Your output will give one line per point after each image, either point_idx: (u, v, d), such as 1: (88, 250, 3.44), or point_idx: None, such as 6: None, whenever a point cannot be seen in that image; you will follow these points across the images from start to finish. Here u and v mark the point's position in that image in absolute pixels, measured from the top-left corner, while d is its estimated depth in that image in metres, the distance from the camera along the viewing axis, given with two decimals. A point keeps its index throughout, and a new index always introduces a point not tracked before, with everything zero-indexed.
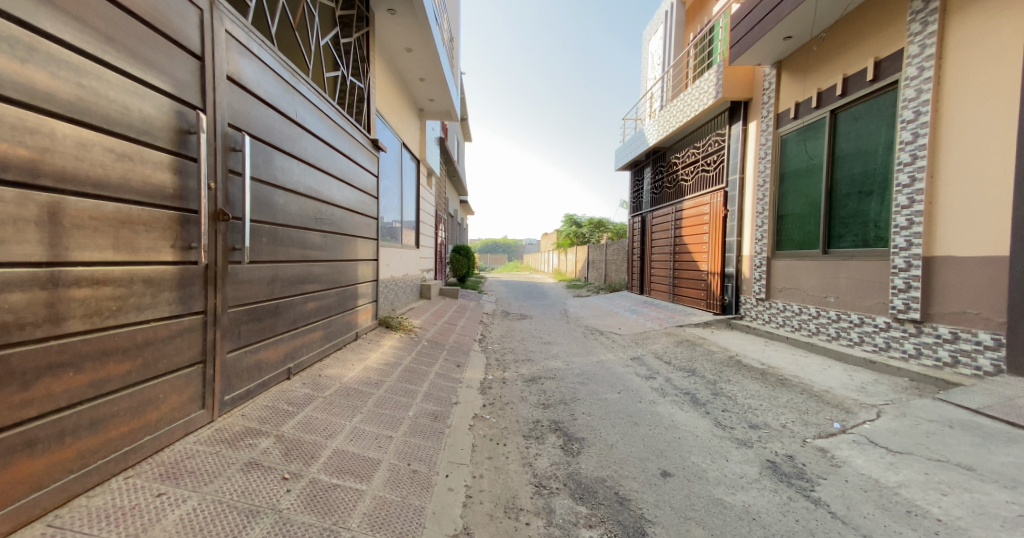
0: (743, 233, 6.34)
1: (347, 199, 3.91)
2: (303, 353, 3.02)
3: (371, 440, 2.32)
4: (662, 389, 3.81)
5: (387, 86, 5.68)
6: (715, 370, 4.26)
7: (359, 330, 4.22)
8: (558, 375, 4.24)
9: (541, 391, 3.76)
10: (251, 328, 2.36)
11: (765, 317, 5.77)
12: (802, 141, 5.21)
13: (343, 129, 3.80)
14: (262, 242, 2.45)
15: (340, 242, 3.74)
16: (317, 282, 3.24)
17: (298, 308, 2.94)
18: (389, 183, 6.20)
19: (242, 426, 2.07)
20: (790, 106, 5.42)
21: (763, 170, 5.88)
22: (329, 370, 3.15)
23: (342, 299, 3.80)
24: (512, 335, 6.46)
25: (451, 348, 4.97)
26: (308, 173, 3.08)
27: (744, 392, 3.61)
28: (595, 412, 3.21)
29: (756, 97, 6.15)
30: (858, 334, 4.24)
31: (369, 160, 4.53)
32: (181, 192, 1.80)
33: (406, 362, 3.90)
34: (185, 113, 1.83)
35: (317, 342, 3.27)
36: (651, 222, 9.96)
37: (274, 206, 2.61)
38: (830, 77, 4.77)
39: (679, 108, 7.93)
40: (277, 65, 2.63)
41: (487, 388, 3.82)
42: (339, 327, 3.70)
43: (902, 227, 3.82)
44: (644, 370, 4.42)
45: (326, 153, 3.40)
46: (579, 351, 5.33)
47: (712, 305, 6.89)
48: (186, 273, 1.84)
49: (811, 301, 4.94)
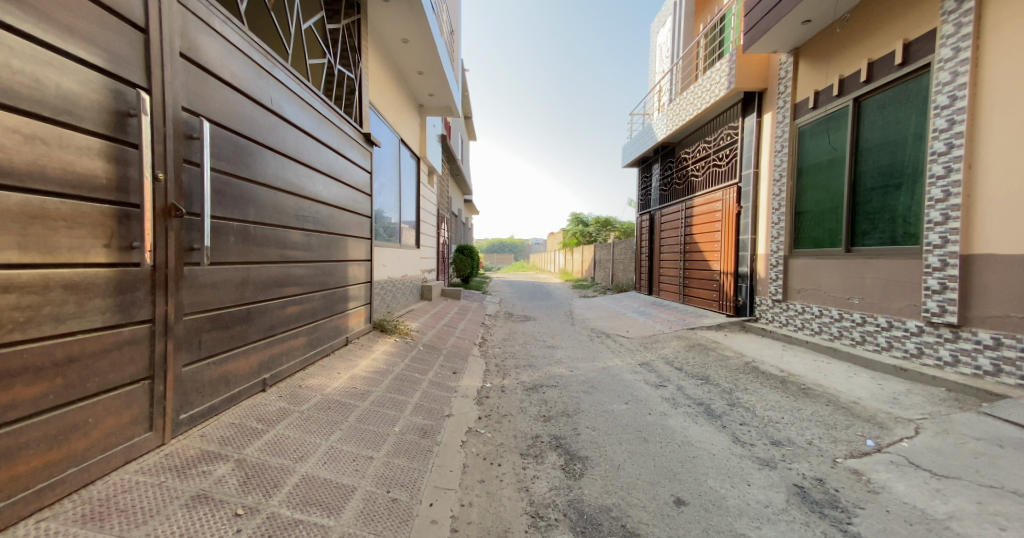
0: (758, 231, 6.00)
1: (336, 196, 3.68)
2: (282, 361, 2.80)
3: (348, 463, 2.08)
4: (673, 399, 3.51)
5: (382, 80, 5.44)
6: (730, 378, 3.95)
7: (350, 335, 3.98)
8: (561, 382, 3.97)
9: (543, 401, 3.48)
10: (215, 337, 2.13)
11: (781, 320, 5.44)
12: (821, 132, 4.88)
13: (330, 121, 3.56)
14: (230, 241, 2.23)
15: (327, 241, 3.50)
16: (299, 285, 3.01)
17: (276, 313, 2.72)
18: (386, 181, 5.97)
19: (197, 449, 1.84)
20: (808, 95, 5.07)
21: (779, 164, 5.54)
22: (312, 379, 2.92)
23: (330, 302, 3.57)
24: (515, 338, 6.18)
25: (449, 353, 4.71)
26: (286, 167, 2.84)
27: (763, 403, 3.30)
28: (600, 427, 2.93)
29: (771, 86, 5.81)
30: (886, 339, 3.90)
31: (361, 155, 4.30)
32: (117, 183, 1.58)
33: (398, 369, 3.65)
34: (124, 93, 1.61)
35: (300, 349, 3.04)
36: (660, 220, 9.60)
37: (245, 201, 2.38)
38: (853, 62, 4.43)
39: (689, 100, 7.60)
40: (247, 46, 2.39)
41: (484, 397, 3.55)
42: (326, 333, 3.47)
43: (936, 222, 3.48)
44: (654, 377, 4.12)
45: (309, 146, 3.16)
46: (584, 355, 5.04)
47: (724, 306, 6.56)
48: (126, 276, 1.61)
49: (832, 303, 4.60)
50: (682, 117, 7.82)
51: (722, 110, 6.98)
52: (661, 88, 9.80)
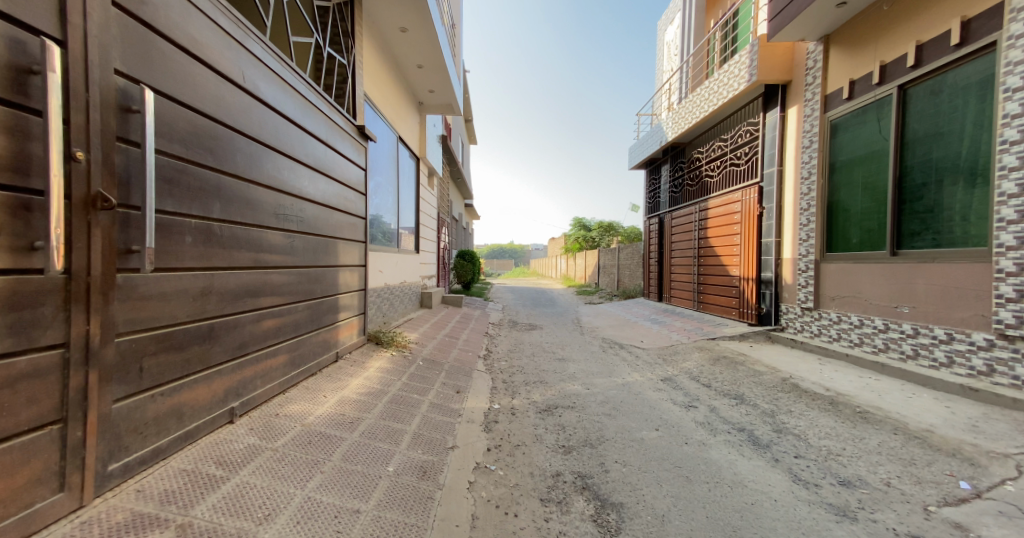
0: (783, 233, 5.60)
1: (325, 193, 3.27)
2: (256, 385, 2.36)
3: (327, 522, 1.63)
4: (709, 424, 3.07)
5: (378, 73, 5.07)
6: (769, 398, 3.51)
7: (340, 350, 3.55)
8: (578, 403, 3.52)
9: (561, 426, 3.04)
10: (163, 361, 1.70)
11: (811, 330, 5.01)
12: (857, 125, 4.50)
13: (317, 108, 3.17)
14: (185, 243, 1.80)
15: (314, 244, 3.09)
16: (278, 296, 2.59)
17: (250, 329, 2.30)
18: (384, 180, 5.57)
19: (129, 512, 1.39)
20: (843, 85, 4.69)
21: (807, 162, 5.16)
22: (291, 406, 2.48)
23: (317, 314, 3.14)
24: (521, 349, 5.73)
25: (451, 369, 4.25)
26: (263, 157, 2.43)
27: (816, 430, 2.86)
28: (632, 461, 2.49)
29: (796, 78, 5.43)
30: (945, 353, 3.50)
31: (354, 149, 3.91)
32: (9, 161, 1.15)
33: (394, 390, 3.21)
34: (23, 42, 1.18)
35: (279, 370, 2.60)
36: (670, 223, 9.20)
37: (208, 195, 1.96)
38: (898, 46, 4.05)
39: (702, 97, 7.24)
40: (212, 7, 1.98)
41: (492, 423, 3.10)
42: (311, 349, 3.04)
43: (1010, 220, 3.10)
44: (682, 397, 3.68)
45: (292, 134, 2.76)
46: (599, 370, 4.58)
47: (746, 314, 6.15)
48: (23, 286, 1.17)
49: (875, 313, 4.18)
50: (695, 115, 7.44)
51: (740, 106, 6.61)
52: (670, 87, 9.46)
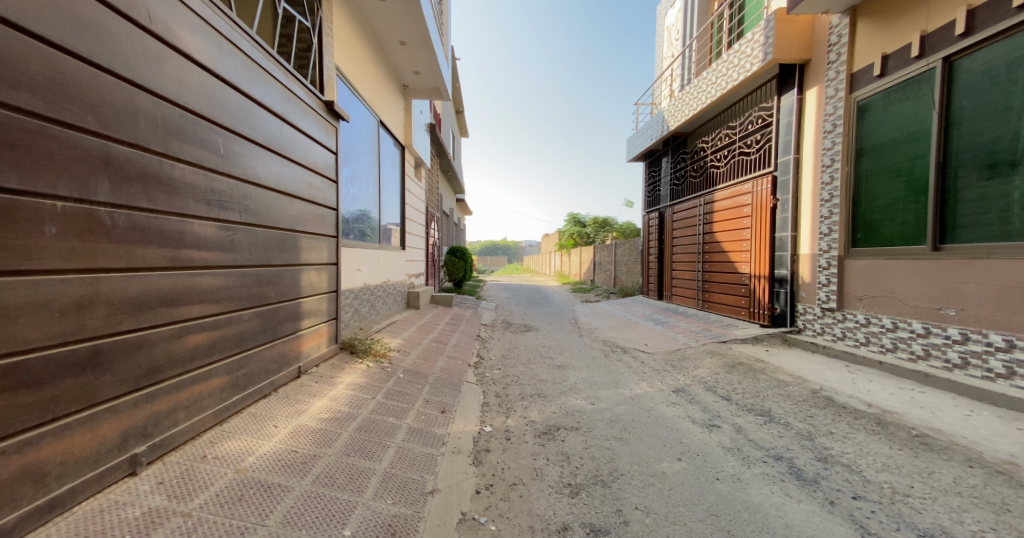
0: (801, 227, 5.16)
1: (281, 177, 2.72)
2: (176, 420, 1.79)
3: None
4: (739, 451, 2.60)
5: (353, 47, 4.51)
6: (802, 416, 3.06)
7: (303, 364, 3.01)
8: (584, 424, 3.03)
9: (565, 456, 2.55)
10: (3, 405, 1.15)
11: (833, 332, 4.60)
12: (891, 105, 4.06)
13: (270, 73, 2.61)
14: (41, 234, 1.25)
15: (269, 240, 2.55)
16: (210, 304, 2.02)
17: (166, 348, 1.73)
18: (362, 168, 5.00)
19: None
20: (873, 61, 4.25)
21: (829, 148, 4.72)
22: (224, 443, 1.92)
23: (271, 323, 2.59)
24: (516, 355, 5.22)
25: (437, 381, 3.74)
26: (191, 126, 1.87)
27: (868, 459, 2.43)
28: (656, 506, 2.01)
29: (815, 57, 4.98)
30: (1002, 364, 3.07)
31: (321, 128, 3.35)
32: None
33: (365, 414, 2.68)
34: None
35: (215, 396, 2.05)
36: (671, 217, 8.73)
37: (89, 170, 1.40)
38: (943, 13, 3.60)
39: (708, 82, 6.78)
40: None
41: (482, 452, 2.61)
42: (263, 367, 2.49)
43: None
44: (700, 413, 3.23)
45: (232, 103, 2.20)
46: (603, 380, 4.09)
47: (758, 314, 5.73)
48: None
49: (911, 315, 3.77)
50: (700, 102, 6.99)
51: (750, 90, 6.17)
52: (672, 73, 9.00)
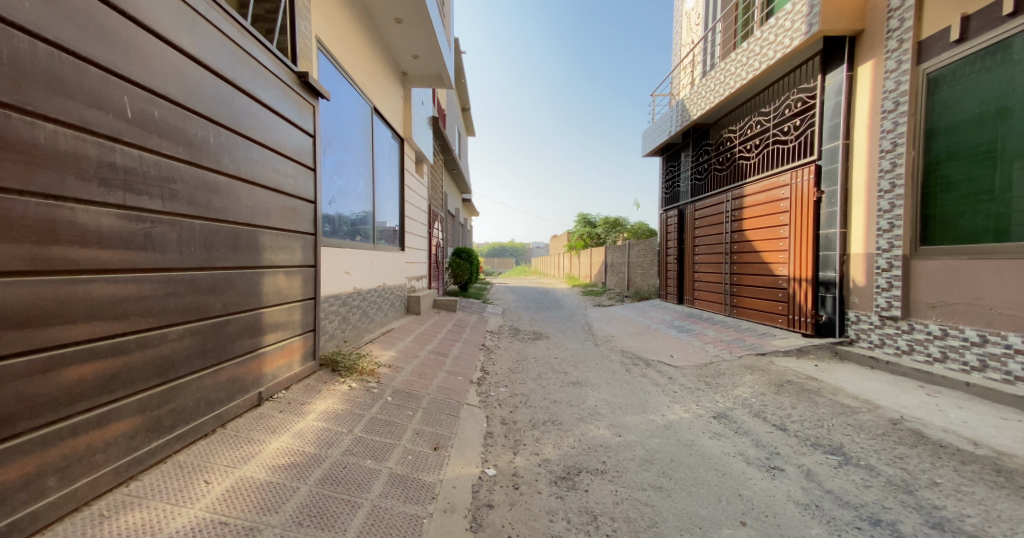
0: (853, 221, 4.47)
1: (232, 156, 2.18)
2: (43, 490, 1.26)
3: None
4: (820, 510, 1.95)
5: (338, 21, 3.98)
6: (888, 456, 2.41)
7: (265, 390, 2.46)
8: (611, 465, 2.42)
9: (590, 516, 1.94)
10: None
11: (897, 345, 3.92)
12: (975, 76, 3.40)
13: (217, 25, 2.07)
14: None
15: (210, 235, 2.01)
16: (109, 321, 1.48)
17: (17, 389, 1.19)
18: (353, 158, 4.46)
19: None
20: (951, 23, 3.55)
21: (890, 129, 4.04)
22: (119, 518, 1.39)
23: (214, 343, 2.03)
24: (525, 369, 4.62)
25: (432, 403, 3.18)
26: (65, 72, 1.34)
27: (1002, 527, 1.76)
28: None
29: (869, 26, 4.33)
30: None
31: (292, 105, 2.80)
32: None
33: (336, 456, 2.11)
34: None
35: (118, 447, 1.52)
36: (693, 215, 8.05)
37: None
38: None
39: (736, 64, 6.15)
40: None
41: (481, 507, 2.03)
42: (200, 399, 1.93)
43: None
44: (754, 449, 2.61)
45: (148, 52, 1.67)
46: (627, 402, 3.49)
47: (798, 322, 5.07)
48: None
49: (1006, 327, 3.10)
50: (726, 87, 6.34)
51: (786, 71, 5.53)
52: (691, 61, 8.38)
